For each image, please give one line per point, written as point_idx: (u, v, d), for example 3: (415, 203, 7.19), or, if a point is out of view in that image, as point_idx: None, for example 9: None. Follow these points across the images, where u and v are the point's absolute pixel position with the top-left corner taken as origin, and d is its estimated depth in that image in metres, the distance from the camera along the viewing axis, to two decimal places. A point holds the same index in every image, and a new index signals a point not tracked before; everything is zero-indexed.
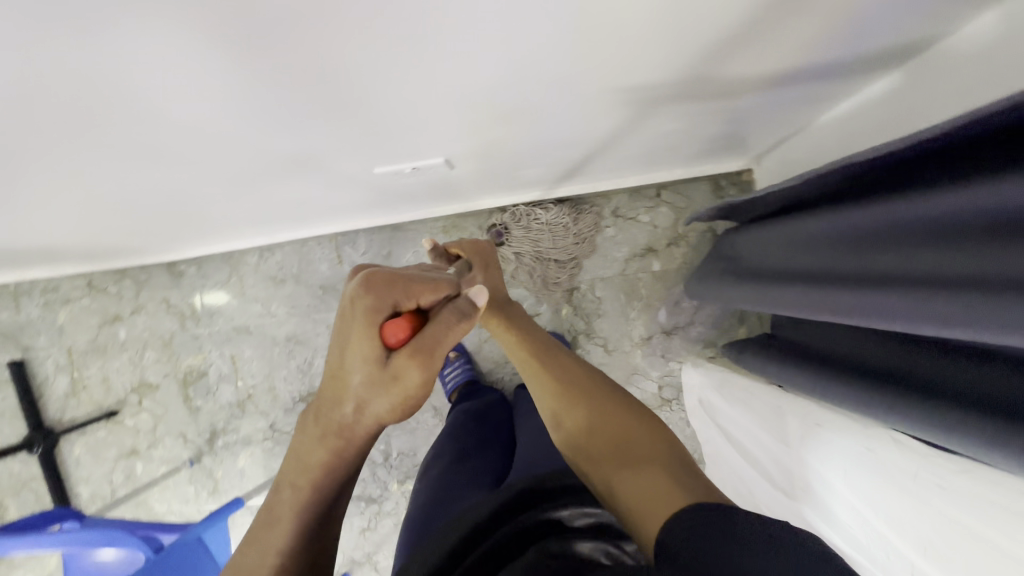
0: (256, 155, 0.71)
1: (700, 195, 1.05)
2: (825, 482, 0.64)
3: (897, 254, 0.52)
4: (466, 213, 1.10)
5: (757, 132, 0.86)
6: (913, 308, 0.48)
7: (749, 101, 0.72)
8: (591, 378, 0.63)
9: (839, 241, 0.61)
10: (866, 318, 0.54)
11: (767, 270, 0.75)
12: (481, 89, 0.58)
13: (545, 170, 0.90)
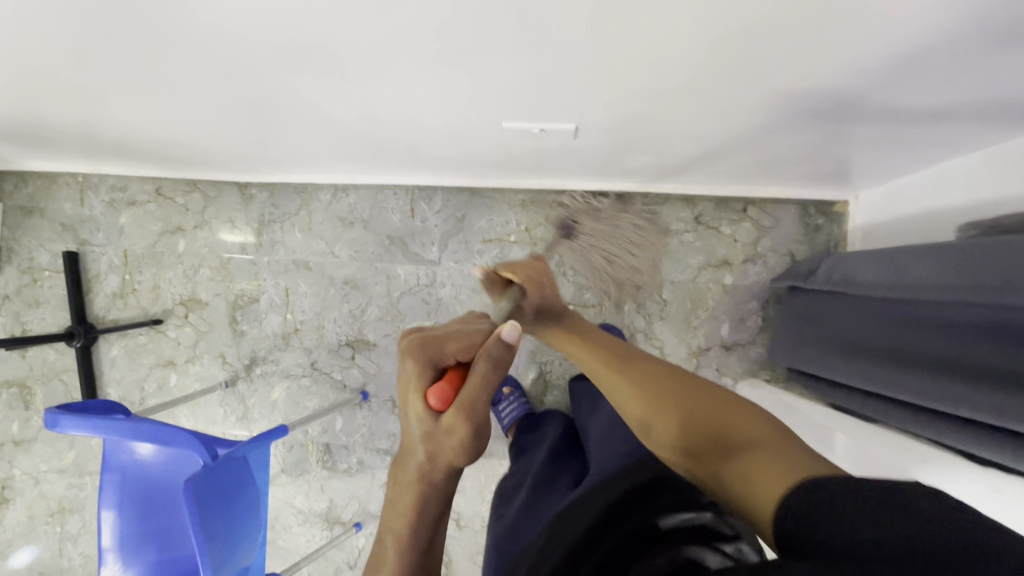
0: (384, 93, 0.70)
1: (788, 217, 1.04)
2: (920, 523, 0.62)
3: (954, 342, 0.59)
4: (548, 191, 1.09)
5: (869, 168, 0.85)
6: (978, 400, 0.55)
7: (885, 132, 0.70)
8: (666, 374, 0.61)
9: (902, 325, 0.68)
10: (934, 402, 0.61)
11: (831, 339, 0.81)
12: (645, 65, 0.57)
13: (652, 160, 0.88)
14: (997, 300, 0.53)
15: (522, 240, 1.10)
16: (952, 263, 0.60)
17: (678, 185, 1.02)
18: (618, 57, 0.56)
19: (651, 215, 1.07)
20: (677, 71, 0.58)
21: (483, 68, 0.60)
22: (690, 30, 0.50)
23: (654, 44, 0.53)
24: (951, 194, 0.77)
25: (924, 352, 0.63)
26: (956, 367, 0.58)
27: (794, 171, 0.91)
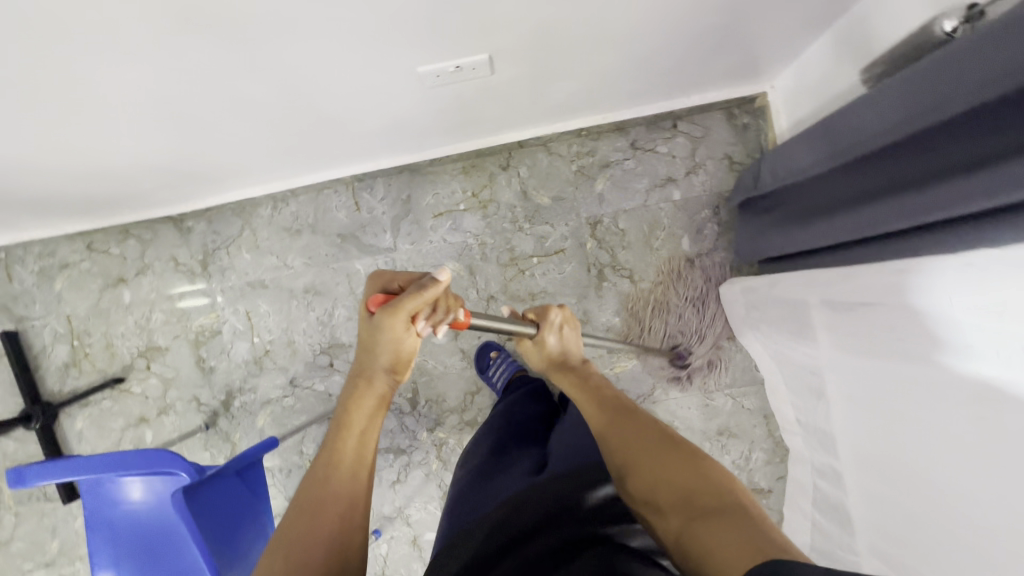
0: (284, 71, 0.69)
1: (715, 124, 1.08)
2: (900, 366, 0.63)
3: (891, 165, 0.60)
4: (485, 151, 1.09)
5: (773, 53, 0.89)
6: (922, 206, 0.55)
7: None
8: (655, 429, 0.59)
9: (845, 172, 0.69)
10: (886, 224, 0.61)
11: (794, 211, 0.82)
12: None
13: (575, 90, 0.89)
14: (918, 110, 0.53)
15: (472, 206, 1.10)
16: (875, 96, 0.60)
17: (607, 115, 1.04)
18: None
19: (589, 152, 1.09)
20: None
21: (378, 9, 0.58)
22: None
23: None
24: (837, 54, 0.81)
25: (882, 181, 0.62)
26: (899, 186, 0.59)
27: (705, 76, 0.95)
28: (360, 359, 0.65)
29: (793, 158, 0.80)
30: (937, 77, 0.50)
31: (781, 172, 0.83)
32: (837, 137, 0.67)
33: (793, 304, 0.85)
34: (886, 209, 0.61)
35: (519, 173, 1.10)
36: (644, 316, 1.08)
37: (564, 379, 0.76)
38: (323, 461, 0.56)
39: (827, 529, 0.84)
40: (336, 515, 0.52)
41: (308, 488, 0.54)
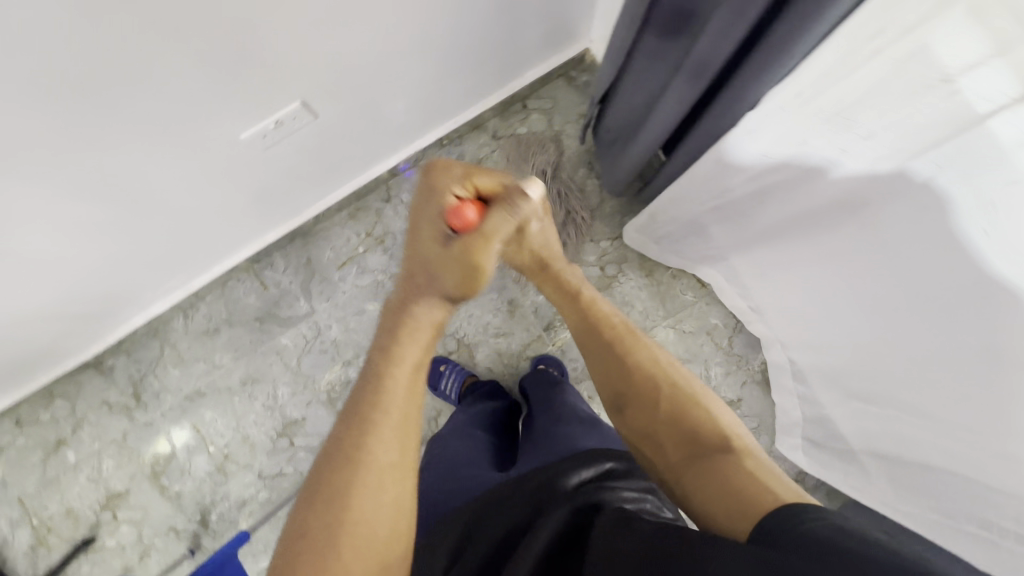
0: (117, 181, 0.71)
1: (559, 91, 1.14)
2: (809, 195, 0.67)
3: (691, 16, 0.63)
4: (363, 191, 1.13)
5: (572, 10, 0.96)
6: (726, 29, 0.58)
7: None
8: (664, 373, 0.62)
9: (657, 47, 0.72)
10: (708, 65, 0.64)
11: (632, 116, 0.86)
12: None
13: (412, 104, 0.94)
14: None
15: (370, 245, 1.13)
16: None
17: (459, 117, 1.09)
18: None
19: (458, 156, 1.13)
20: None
21: (172, 89, 0.62)
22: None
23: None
24: None
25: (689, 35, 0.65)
26: (702, 25, 0.62)
27: (526, 52, 1.01)
28: (407, 286, 0.56)
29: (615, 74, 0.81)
30: None
31: (609, 88, 0.86)
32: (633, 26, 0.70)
33: (686, 206, 0.90)
34: (698, 58, 0.64)
35: (402, 199, 1.13)
36: None
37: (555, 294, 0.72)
38: (370, 409, 0.49)
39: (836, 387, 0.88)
40: (388, 469, 0.48)
41: (357, 446, 0.48)
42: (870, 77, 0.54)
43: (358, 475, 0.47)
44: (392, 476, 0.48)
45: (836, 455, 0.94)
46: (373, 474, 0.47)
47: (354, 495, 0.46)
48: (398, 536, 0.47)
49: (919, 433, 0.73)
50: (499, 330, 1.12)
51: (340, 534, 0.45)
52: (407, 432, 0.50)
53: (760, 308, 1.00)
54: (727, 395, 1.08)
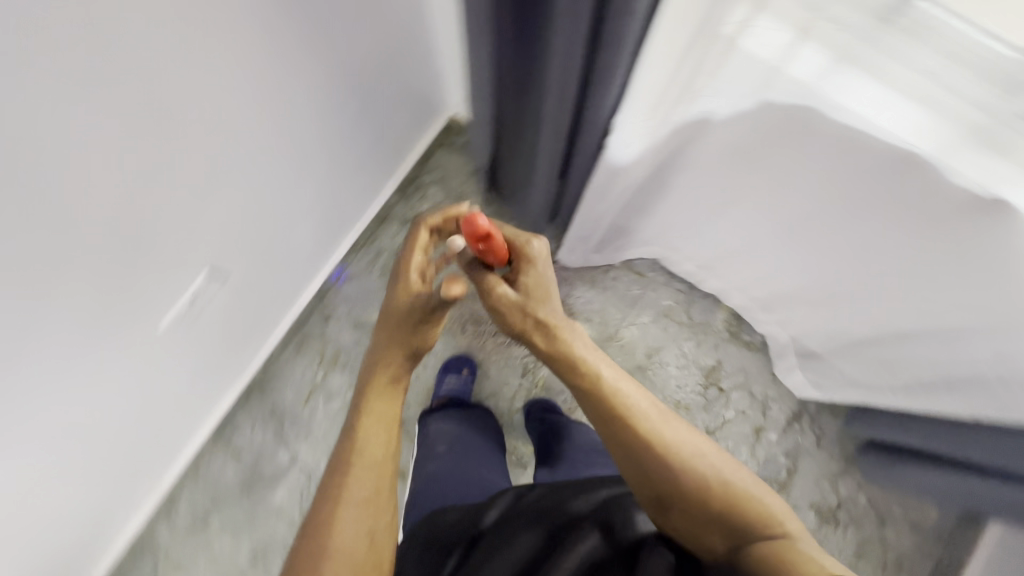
0: (47, 421, 0.67)
1: (444, 159, 1.20)
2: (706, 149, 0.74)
3: (528, 72, 0.68)
4: (301, 321, 1.12)
5: (423, 88, 1.03)
6: (561, 78, 0.61)
7: (369, 27, 0.79)
8: (706, 459, 0.50)
9: (511, 105, 0.76)
10: (562, 110, 0.67)
11: (516, 168, 0.89)
12: (182, 171, 0.63)
13: (314, 224, 0.96)
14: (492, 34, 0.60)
15: (328, 368, 1.12)
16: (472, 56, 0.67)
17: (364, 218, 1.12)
18: (152, 184, 0.61)
19: (378, 252, 1.16)
20: (208, 153, 0.65)
21: (75, 310, 0.61)
22: (152, 114, 0.56)
23: (155, 153, 0.59)
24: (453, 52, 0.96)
25: (534, 89, 0.69)
26: (540, 77, 0.65)
27: (399, 139, 1.06)
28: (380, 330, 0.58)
29: (486, 138, 0.86)
30: (476, 14, 0.59)
31: (484, 150, 0.90)
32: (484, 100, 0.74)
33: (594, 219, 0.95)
34: (549, 108, 0.68)
35: (342, 312, 1.14)
36: None
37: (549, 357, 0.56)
38: (351, 430, 0.52)
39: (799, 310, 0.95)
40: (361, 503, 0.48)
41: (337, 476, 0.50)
42: (679, 58, 0.59)
43: (333, 506, 0.48)
44: (365, 508, 0.48)
45: (827, 370, 1.00)
46: (345, 504, 0.48)
47: (328, 525, 0.47)
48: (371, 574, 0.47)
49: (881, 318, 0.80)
50: (481, 395, 1.12)
51: (323, 552, 0.46)
52: (386, 445, 0.52)
53: (699, 274, 1.07)
54: (707, 361, 1.13)
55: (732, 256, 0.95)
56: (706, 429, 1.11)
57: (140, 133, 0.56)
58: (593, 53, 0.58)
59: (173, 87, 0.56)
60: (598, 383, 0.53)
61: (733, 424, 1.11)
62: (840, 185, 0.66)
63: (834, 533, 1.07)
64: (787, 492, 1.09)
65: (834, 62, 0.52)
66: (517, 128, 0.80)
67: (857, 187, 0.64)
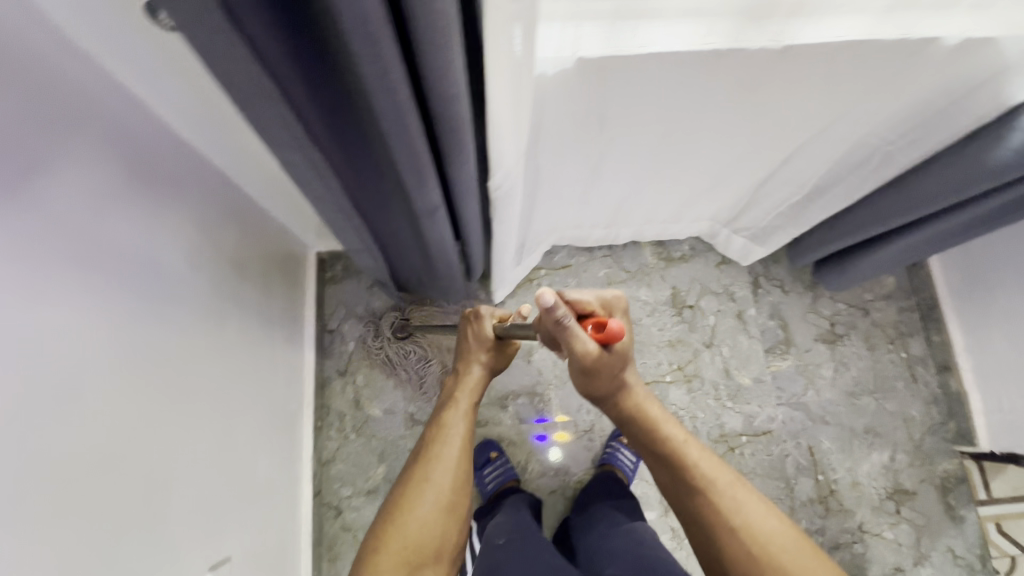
0: None
1: (337, 295, 1.15)
2: (569, 142, 0.74)
3: (386, 199, 0.64)
4: (316, 533, 1.01)
5: (278, 251, 0.98)
6: (425, 194, 0.58)
7: (197, 259, 0.71)
8: (776, 543, 0.51)
9: (388, 228, 0.73)
10: (440, 213, 0.64)
11: (418, 269, 0.86)
12: (126, 512, 0.55)
13: (266, 442, 0.87)
14: (337, 195, 0.57)
15: None
16: (327, 219, 0.63)
17: (306, 398, 1.04)
18: (107, 552, 0.52)
19: (340, 417, 1.08)
20: (137, 474, 0.57)
21: None
22: (66, 491, 0.48)
23: (90, 523, 0.50)
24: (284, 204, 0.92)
25: (401, 207, 0.66)
26: (405, 200, 0.62)
27: (286, 310, 1.00)
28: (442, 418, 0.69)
29: (372, 264, 0.82)
30: (305, 192, 0.55)
31: (378, 272, 0.87)
32: (360, 240, 0.71)
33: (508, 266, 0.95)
34: (426, 219, 0.65)
35: (349, 495, 1.05)
36: (511, 379, 1.12)
37: (631, 424, 0.61)
38: (407, 481, 0.61)
39: (705, 204, 1.04)
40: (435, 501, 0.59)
41: (419, 475, 0.62)
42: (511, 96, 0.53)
43: (412, 498, 0.59)
44: (438, 501, 0.59)
45: (755, 236, 1.10)
46: (420, 495, 0.59)
47: (400, 511, 0.58)
48: (432, 554, 0.56)
49: (767, 172, 0.90)
50: (520, 462, 1.09)
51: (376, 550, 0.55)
52: (437, 508, 0.59)
53: (611, 234, 1.13)
54: (666, 293, 1.20)
55: (628, 205, 1.01)
56: (705, 345, 1.17)
57: (65, 516, 0.48)
58: (445, 170, 0.57)
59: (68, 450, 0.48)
60: (675, 448, 0.57)
61: (720, 325, 1.19)
62: (679, 115, 0.72)
63: (844, 347, 1.19)
64: (793, 344, 1.19)
65: (616, 24, 0.55)
66: (401, 243, 0.78)
67: (692, 108, 0.71)
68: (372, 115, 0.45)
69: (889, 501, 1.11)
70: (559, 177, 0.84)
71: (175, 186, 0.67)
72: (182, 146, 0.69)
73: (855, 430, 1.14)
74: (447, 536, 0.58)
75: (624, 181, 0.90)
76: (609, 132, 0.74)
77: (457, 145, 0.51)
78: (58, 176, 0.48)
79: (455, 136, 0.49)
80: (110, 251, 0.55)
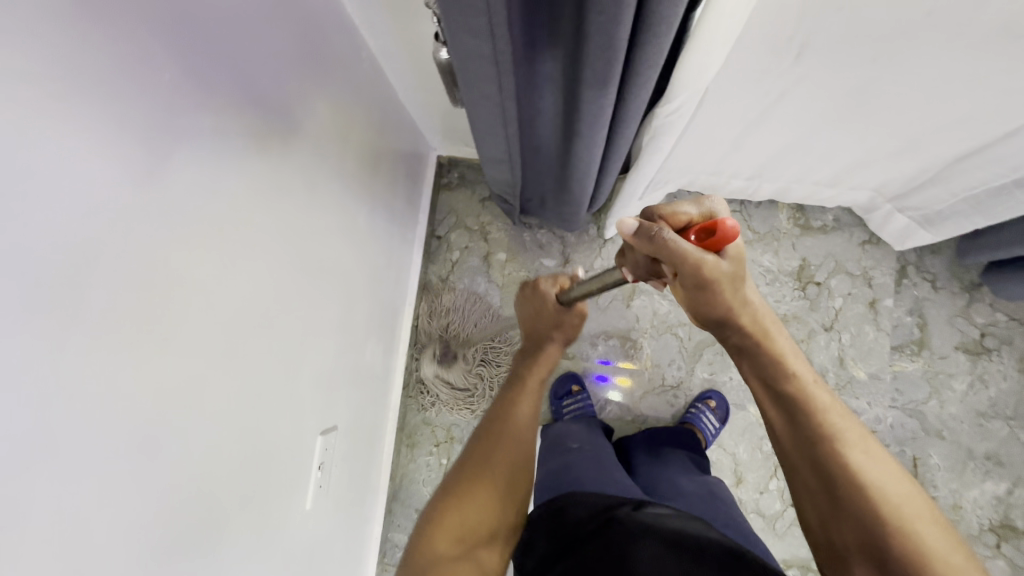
0: None
1: (451, 203, 1.15)
2: (754, 74, 0.65)
3: (547, 111, 0.60)
4: (400, 419, 1.09)
5: (407, 147, 0.98)
6: (597, 114, 0.53)
7: (340, 141, 0.72)
8: (882, 483, 0.44)
9: (534, 144, 0.69)
10: (600, 137, 0.59)
11: (548, 189, 0.83)
12: (267, 367, 0.60)
13: (373, 329, 0.93)
14: (506, 100, 0.54)
15: (447, 449, 1.09)
16: (481, 124, 0.61)
17: (410, 297, 1.09)
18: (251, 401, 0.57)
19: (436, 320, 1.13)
20: (281, 335, 0.62)
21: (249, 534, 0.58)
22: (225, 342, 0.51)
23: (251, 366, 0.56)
24: (421, 98, 0.90)
25: (560, 122, 0.62)
26: (570, 115, 0.58)
27: (405, 207, 1.02)
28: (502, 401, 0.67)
29: (503, 180, 0.80)
30: (474, 92, 0.52)
31: (506, 187, 0.85)
32: (505, 152, 0.68)
33: (634, 203, 0.89)
34: (584, 141, 0.60)
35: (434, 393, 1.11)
36: (607, 319, 1.10)
37: (749, 346, 0.51)
38: (463, 462, 0.62)
39: (877, 172, 0.90)
40: (497, 485, 0.60)
41: (477, 456, 0.62)
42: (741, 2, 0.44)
43: (473, 482, 0.59)
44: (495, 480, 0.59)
45: (925, 218, 0.95)
46: (483, 475, 0.60)
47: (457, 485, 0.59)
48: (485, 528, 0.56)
49: (979, 144, 0.75)
50: (600, 402, 1.08)
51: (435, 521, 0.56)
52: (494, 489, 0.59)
53: (750, 188, 1.02)
54: (793, 264, 1.09)
55: (785, 158, 0.89)
56: (823, 327, 1.07)
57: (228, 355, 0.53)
58: (626, 89, 0.51)
59: (233, 303, 0.51)
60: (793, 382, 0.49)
61: (846, 310, 1.07)
62: (902, 57, 0.60)
63: (988, 362, 1.05)
64: (926, 347, 1.06)
65: None
66: (539, 159, 0.74)
67: (924, 50, 0.58)
68: (585, 3, 0.40)
69: (990, 533, 1.01)
70: (723, 113, 0.74)
71: (334, 64, 0.66)
72: (347, 22, 0.67)
73: (973, 453, 1.03)
74: (504, 513, 0.59)
75: (794, 129, 0.79)
76: (804, 68, 0.63)
77: (656, 60, 0.45)
78: (242, 36, 0.48)
79: (659, 48, 0.44)
80: (277, 123, 0.55)
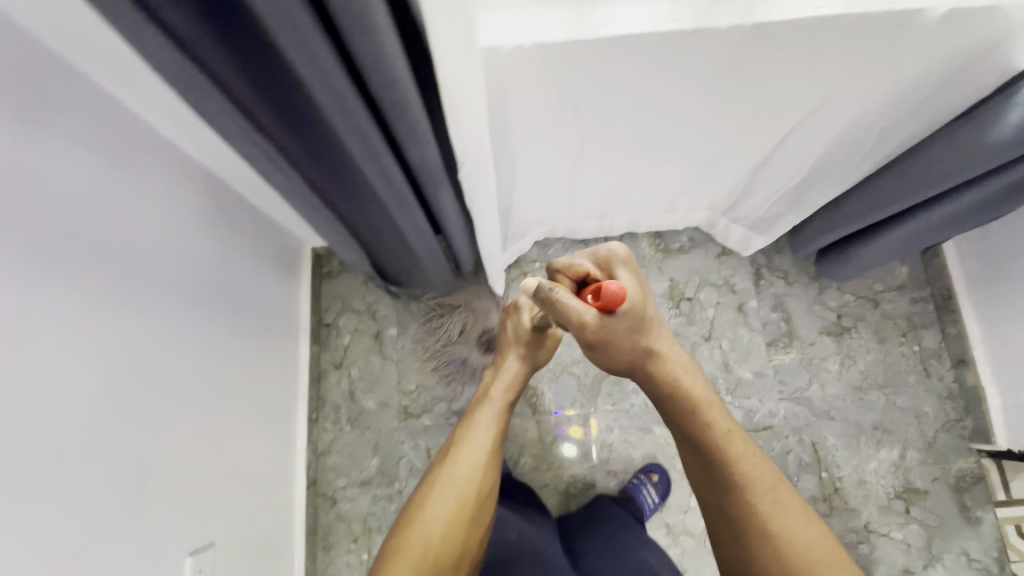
0: None
1: (335, 290, 1.17)
2: (550, 130, 0.74)
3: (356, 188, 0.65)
4: (309, 521, 1.03)
5: (271, 244, 1.00)
6: (386, 183, 0.58)
7: (180, 250, 0.73)
8: (769, 511, 0.52)
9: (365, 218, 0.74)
10: (407, 202, 0.64)
11: (403, 260, 0.87)
12: (92, 494, 0.56)
13: (256, 432, 0.90)
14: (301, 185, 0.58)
15: (365, 542, 1.04)
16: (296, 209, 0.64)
17: (301, 390, 1.07)
18: (62, 539, 0.53)
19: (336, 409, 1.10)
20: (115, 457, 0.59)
21: None
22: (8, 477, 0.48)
23: (65, 501, 0.53)
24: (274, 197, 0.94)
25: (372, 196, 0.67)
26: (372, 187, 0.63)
27: (280, 302, 1.02)
28: (469, 425, 0.75)
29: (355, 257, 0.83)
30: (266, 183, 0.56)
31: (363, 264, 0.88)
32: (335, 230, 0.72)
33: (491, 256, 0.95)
34: (396, 209, 0.65)
35: (343, 485, 1.07)
36: None
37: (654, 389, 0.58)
38: (430, 482, 0.68)
39: (700, 193, 1.01)
40: (459, 513, 0.65)
41: (444, 475, 0.68)
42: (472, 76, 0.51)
43: (440, 496, 0.65)
44: (458, 506, 0.65)
45: (755, 224, 1.06)
46: (446, 498, 0.65)
47: (421, 510, 0.65)
48: (444, 558, 0.62)
49: (759, 156, 0.87)
50: (513, 455, 1.08)
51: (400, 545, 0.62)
52: (459, 518, 0.64)
53: (605, 226, 1.11)
54: (664, 286, 1.17)
55: (618, 195, 0.99)
56: (703, 338, 1.15)
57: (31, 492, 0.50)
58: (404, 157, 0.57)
59: (24, 433, 0.49)
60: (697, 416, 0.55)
61: (719, 318, 1.16)
62: (656, 99, 0.70)
63: (851, 339, 1.15)
64: (796, 337, 1.15)
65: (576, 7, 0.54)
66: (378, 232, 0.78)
67: (668, 92, 0.69)
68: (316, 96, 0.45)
69: (898, 500, 1.06)
70: (542, 164, 0.82)
71: (155, 179, 0.69)
72: (163, 141, 0.71)
73: (863, 426, 1.10)
74: (468, 537, 0.65)
75: (610, 169, 0.89)
76: (587, 117, 0.72)
77: (409, 129, 0.51)
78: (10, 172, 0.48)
79: (404, 120, 0.49)
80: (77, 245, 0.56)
